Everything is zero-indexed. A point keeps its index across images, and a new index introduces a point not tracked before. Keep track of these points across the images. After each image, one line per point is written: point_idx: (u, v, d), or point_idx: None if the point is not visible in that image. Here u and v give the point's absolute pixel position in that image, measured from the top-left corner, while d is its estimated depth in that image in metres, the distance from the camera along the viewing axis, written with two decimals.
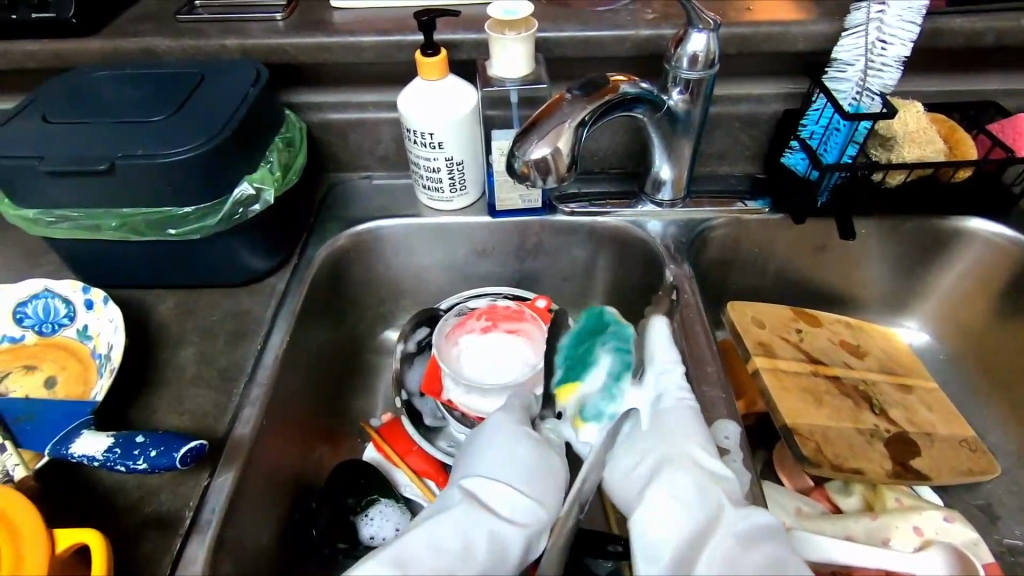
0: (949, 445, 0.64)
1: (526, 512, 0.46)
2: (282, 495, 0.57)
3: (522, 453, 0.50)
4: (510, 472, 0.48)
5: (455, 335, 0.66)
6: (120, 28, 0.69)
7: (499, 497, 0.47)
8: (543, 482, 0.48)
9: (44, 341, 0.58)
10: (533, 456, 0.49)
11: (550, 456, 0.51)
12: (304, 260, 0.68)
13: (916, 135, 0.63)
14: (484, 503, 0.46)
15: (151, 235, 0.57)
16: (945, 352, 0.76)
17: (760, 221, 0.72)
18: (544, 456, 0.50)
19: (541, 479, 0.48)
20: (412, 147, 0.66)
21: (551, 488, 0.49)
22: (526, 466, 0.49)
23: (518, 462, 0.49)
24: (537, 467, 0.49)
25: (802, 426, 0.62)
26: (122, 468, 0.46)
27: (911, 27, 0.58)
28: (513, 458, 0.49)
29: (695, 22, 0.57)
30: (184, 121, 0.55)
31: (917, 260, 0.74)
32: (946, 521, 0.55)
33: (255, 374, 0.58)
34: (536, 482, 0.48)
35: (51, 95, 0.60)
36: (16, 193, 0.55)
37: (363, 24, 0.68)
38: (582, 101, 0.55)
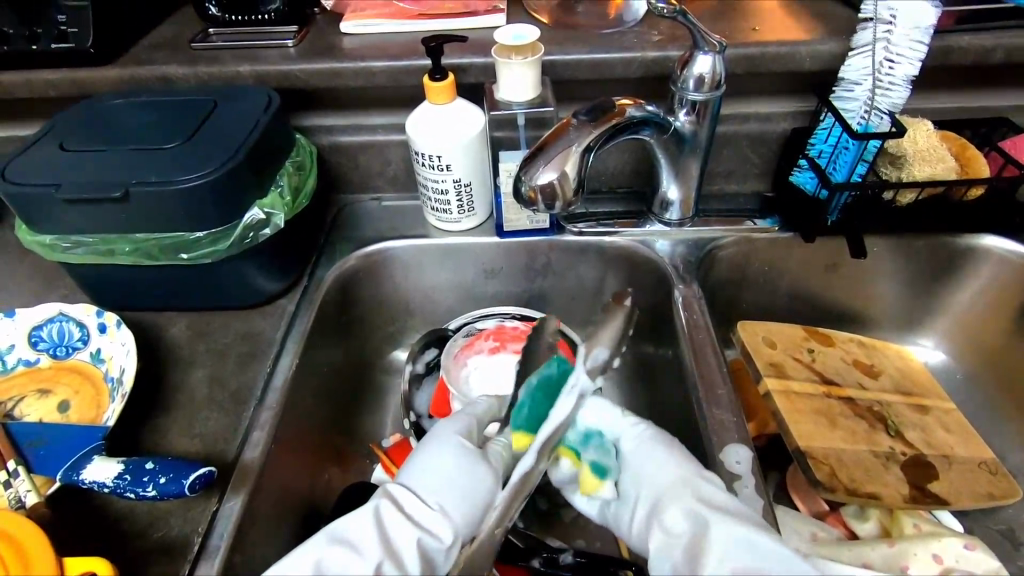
0: (968, 467, 0.63)
1: (436, 522, 0.44)
2: (291, 518, 0.56)
3: (447, 461, 0.47)
4: (433, 480, 0.46)
5: (464, 356, 0.67)
6: (137, 56, 0.70)
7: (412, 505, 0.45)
8: (471, 490, 0.46)
9: (58, 364, 0.59)
10: (456, 467, 0.47)
11: (481, 468, 0.47)
12: (313, 281, 0.69)
13: (926, 153, 0.63)
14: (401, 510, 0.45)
15: (164, 259, 0.58)
16: (962, 371, 0.75)
17: (770, 240, 0.71)
18: (476, 467, 0.47)
19: (466, 489, 0.46)
20: (420, 169, 0.67)
21: (475, 499, 0.45)
22: (452, 477, 0.46)
23: (440, 469, 0.47)
24: (461, 477, 0.46)
25: (815, 449, 0.62)
26: (132, 494, 0.46)
27: (919, 47, 0.58)
28: (440, 468, 0.47)
29: (700, 44, 0.57)
30: (196, 148, 0.56)
31: (931, 278, 0.73)
32: (967, 548, 0.53)
33: (265, 396, 0.58)
34: (456, 493, 0.45)
35: (69, 123, 0.61)
36: (33, 220, 0.56)
37: (373, 49, 0.69)
38: (589, 126, 0.55)
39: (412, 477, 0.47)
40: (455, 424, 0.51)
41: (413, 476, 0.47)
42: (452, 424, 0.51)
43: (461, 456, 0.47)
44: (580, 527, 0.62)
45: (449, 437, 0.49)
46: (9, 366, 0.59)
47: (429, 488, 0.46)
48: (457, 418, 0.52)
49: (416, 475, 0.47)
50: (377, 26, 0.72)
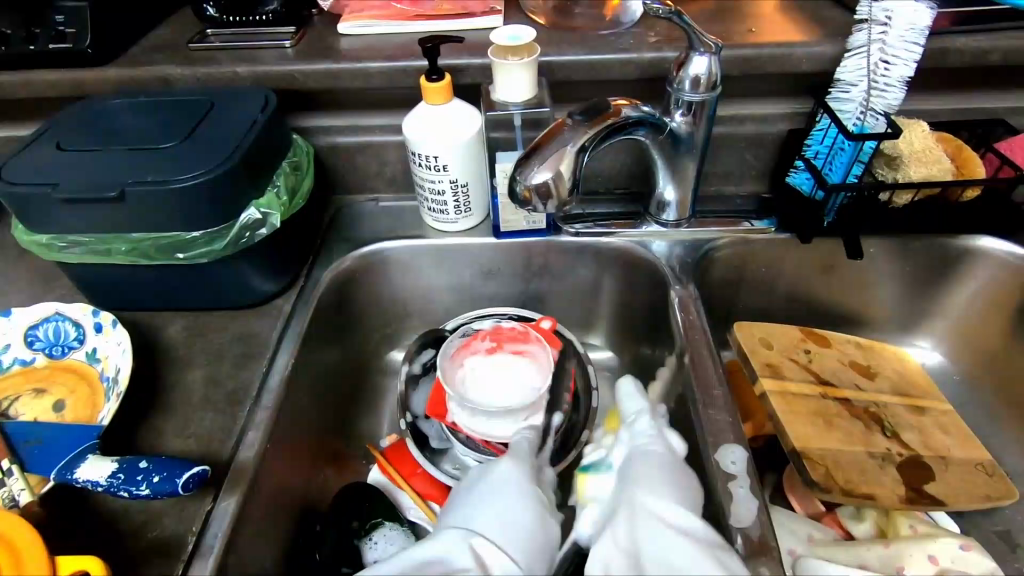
0: (965, 468, 0.63)
1: (514, 573, 0.44)
2: (287, 518, 0.56)
3: (528, 513, 0.48)
4: (505, 523, 0.47)
5: (460, 357, 0.66)
6: (135, 57, 0.70)
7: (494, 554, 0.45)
8: (539, 538, 0.47)
9: (54, 364, 0.59)
10: (533, 523, 0.48)
11: (550, 524, 0.49)
12: (310, 282, 0.69)
13: (921, 154, 0.63)
14: (480, 554, 0.45)
15: (160, 259, 0.58)
16: (958, 373, 0.75)
17: (767, 241, 0.71)
18: (544, 514, 0.49)
19: (538, 534, 0.47)
20: (416, 170, 0.67)
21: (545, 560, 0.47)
22: (527, 530, 0.47)
23: (520, 522, 0.47)
24: (535, 522, 0.48)
25: (811, 450, 0.61)
26: (125, 494, 0.46)
27: (915, 48, 0.57)
28: (512, 508, 0.48)
29: (697, 45, 0.57)
30: (193, 148, 0.57)
31: (928, 279, 0.73)
32: (963, 549, 0.53)
33: (261, 397, 0.58)
34: (534, 548, 0.46)
35: (66, 124, 0.61)
36: (30, 220, 0.56)
37: (370, 50, 0.69)
38: (584, 126, 0.55)
39: (483, 518, 0.47)
40: (527, 471, 0.52)
41: (486, 518, 0.47)
42: (523, 467, 0.53)
43: (530, 498, 0.49)
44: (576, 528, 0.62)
45: (514, 476, 0.51)
46: (3, 366, 0.59)
47: (508, 534, 0.46)
48: (523, 462, 0.54)
49: (491, 516, 0.47)
50: (375, 26, 0.72)
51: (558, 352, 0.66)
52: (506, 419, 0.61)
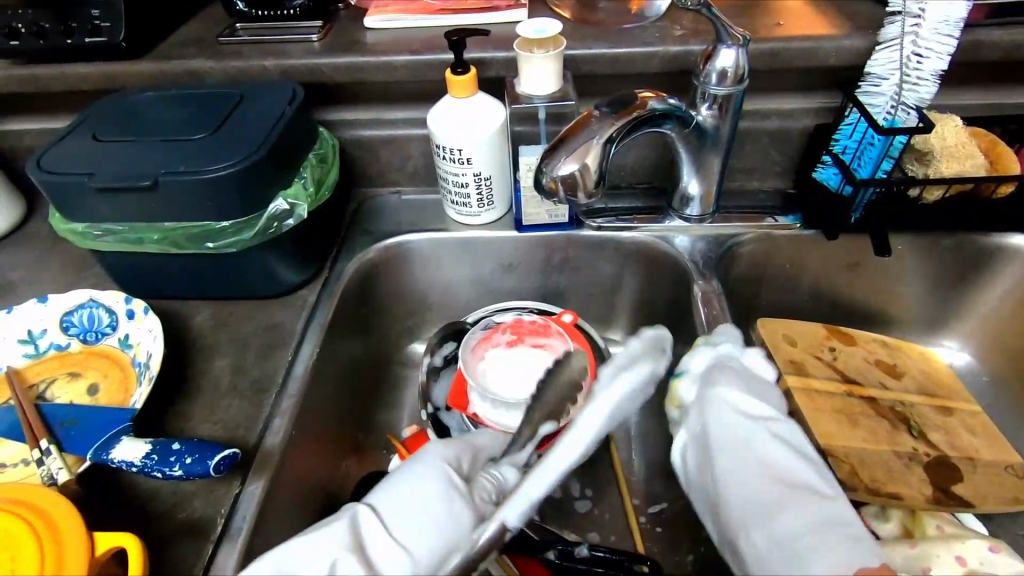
0: (994, 470, 0.62)
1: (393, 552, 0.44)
2: (311, 504, 0.57)
3: (416, 495, 0.47)
4: (400, 510, 0.46)
5: (481, 349, 0.67)
6: (166, 51, 0.72)
7: (375, 536, 0.45)
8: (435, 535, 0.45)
9: (88, 349, 0.60)
10: (419, 507, 0.46)
11: (449, 509, 0.46)
12: (335, 273, 0.70)
13: (954, 150, 0.62)
14: (365, 533, 0.45)
15: (190, 248, 0.60)
16: (987, 374, 0.74)
17: (791, 237, 0.71)
18: (452, 510, 0.46)
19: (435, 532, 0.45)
20: (440, 162, 0.67)
21: (432, 545, 0.44)
22: (415, 513, 0.46)
23: (410, 506, 0.46)
24: (434, 518, 0.45)
25: (836, 448, 0.61)
26: (159, 474, 0.47)
27: (948, 40, 0.56)
28: (412, 494, 0.47)
29: (724, 38, 0.56)
30: (223, 139, 0.58)
31: (957, 278, 0.72)
32: (991, 551, 0.52)
33: (287, 385, 0.59)
34: (416, 533, 0.45)
35: (101, 115, 0.63)
36: (67, 209, 0.57)
37: (395, 44, 0.70)
38: (610, 118, 0.55)
39: (388, 508, 0.47)
40: (447, 452, 0.51)
41: (385, 498, 0.48)
42: (445, 449, 0.51)
43: (437, 492, 0.47)
44: (595, 521, 0.62)
45: (433, 467, 0.49)
46: (40, 350, 0.60)
47: (398, 525, 0.46)
48: (454, 446, 0.53)
49: (394, 505, 0.47)
50: (400, 20, 0.72)
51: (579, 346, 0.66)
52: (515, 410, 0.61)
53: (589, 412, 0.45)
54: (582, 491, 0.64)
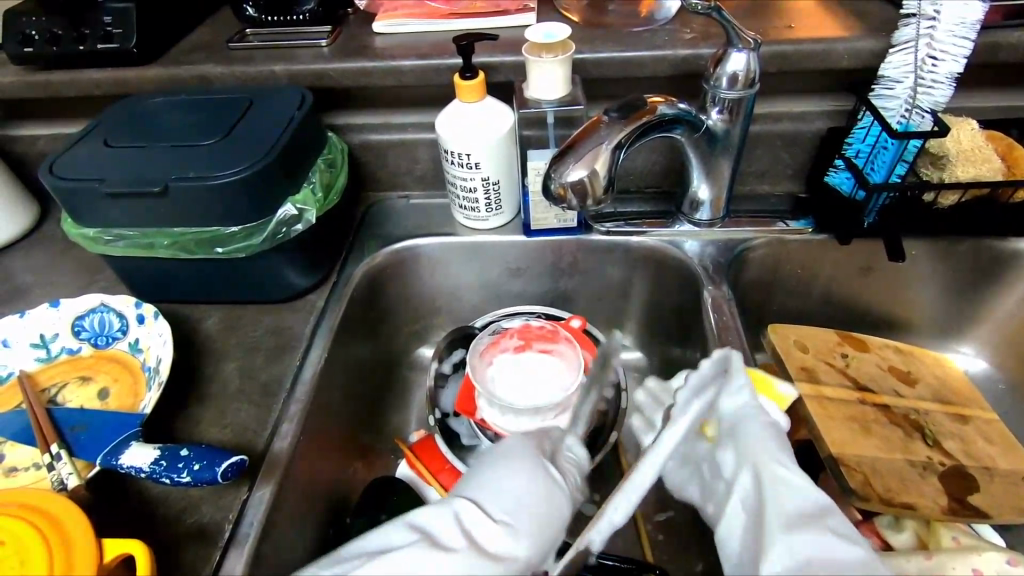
0: (1012, 480, 0.60)
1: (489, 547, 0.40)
2: (319, 509, 0.57)
3: (527, 482, 0.43)
4: (508, 494, 0.42)
5: (490, 354, 0.67)
6: (177, 57, 0.72)
7: (474, 523, 0.41)
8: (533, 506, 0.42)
9: (99, 353, 0.61)
10: (530, 495, 0.42)
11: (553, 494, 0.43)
12: (343, 277, 0.70)
13: (969, 154, 0.61)
14: (418, 518, 0.43)
15: (200, 254, 0.60)
16: (1004, 381, 0.72)
17: (803, 242, 0.70)
18: (555, 495, 0.44)
19: (535, 502, 0.42)
20: (448, 167, 0.67)
21: (537, 537, 0.41)
22: (524, 492, 0.43)
23: (513, 490, 0.43)
24: (532, 498, 0.42)
25: (848, 457, 0.60)
26: (167, 480, 0.47)
27: (965, 43, 0.55)
28: (505, 467, 0.44)
29: (735, 42, 0.56)
30: (232, 144, 0.58)
31: (974, 283, 0.71)
32: (1009, 564, 0.50)
33: (295, 389, 0.59)
34: (522, 519, 0.41)
35: (113, 120, 0.63)
36: (79, 215, 0.58)
37: (403, 49, 0.70)
38: (620, 123, 0.55)
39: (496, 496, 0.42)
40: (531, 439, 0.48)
41: (485, 489, 0.43)
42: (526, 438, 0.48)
43: (535, 477, 0.44)
44: None
45: (533, 464, 0.44)
46: (52, 354, 0.61)
47: (492, 494, 0.43)
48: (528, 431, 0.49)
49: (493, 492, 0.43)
50: (408, 25, 0.72)
51: (585, 352, 0.66)
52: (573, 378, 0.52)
53: (662, 441, 0.45)
54: (589, 495, 0.64)
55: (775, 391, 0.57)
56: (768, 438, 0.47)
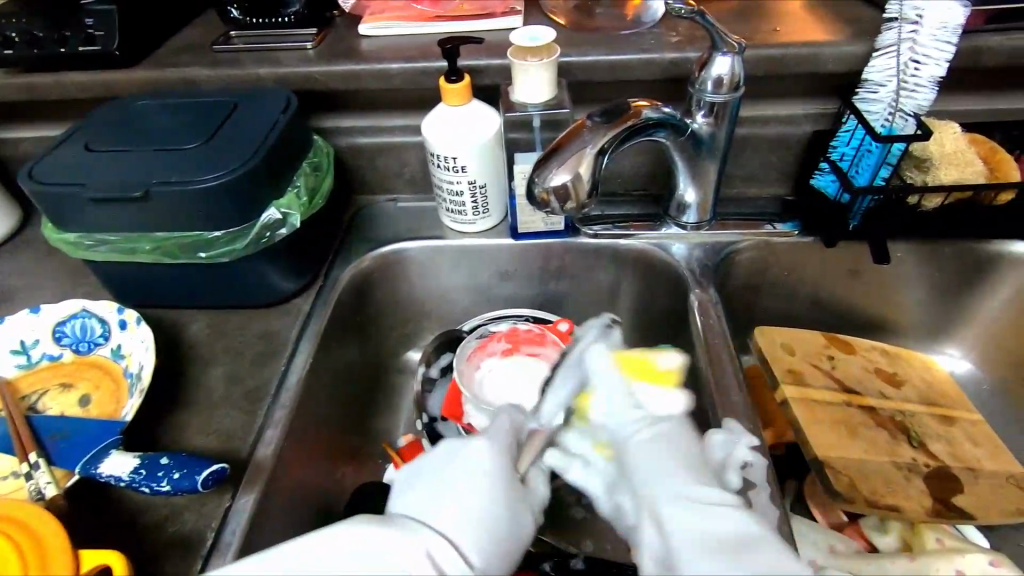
0: (996, 481, 0.61)
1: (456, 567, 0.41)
2: (305, 515, 0.57)
3: (485, 500, 0.44)
4: (466, 515, 0.43)
5: (478, 358, 0.67)
6: (161, 59, 0.72)
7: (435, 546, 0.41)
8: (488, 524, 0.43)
9: (81, 359, 0.60)
10: (484, 513, 0.43)
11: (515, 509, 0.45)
12: (329, 281, 0.70)
13: (952, 156, 0.62)
14: (386, 547, 0.41)
15: (183, 258, 0.59)
16: (989, 383, 0.73)
17: (790, 244, 0.70)
18: (514, 511, 0.44)
19: (495, 520, 0.43)
20: (435, 170, 0.67)
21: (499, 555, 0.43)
22: (480, 513, 0.43)
23: (467, 508, 0.43)
24: (494, 519, 0.43)
25: (834, 460, 0.60)
26: (147, 489, 0.47)
27: (946, 47, 0.55)
28: (471, 482, 0.45)
29: (719, 45, 0.55)
30: (215, 148, 0.57)
31: (959, 286, 0.71)
32: (992, 566, 0.50)
33: (280, 395, 0.59)
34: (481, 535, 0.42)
35: (95, 124, 0.63)
36: (59, 219, 0.57)
37: (390, 52, 0.70)
38: (603, 128, 0.54)
39: (453, 515, 0.43)
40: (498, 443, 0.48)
41: (443, 509, 0.43)
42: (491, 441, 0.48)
43: (497, 493, 0.44)
44: (593, 529, 0.62)
45: (494, 481, 0.45)
46: (32, 361, 0.60)
47: (455, 512, 0.43)
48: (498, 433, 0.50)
49: (449, 506, 0.44)
50: (395, 28, 0.72)
51: None
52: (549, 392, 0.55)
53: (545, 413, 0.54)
54: (577, 498, 0.64)
55: (656, 369, 0.54)
56: (664, 455, 0.47)
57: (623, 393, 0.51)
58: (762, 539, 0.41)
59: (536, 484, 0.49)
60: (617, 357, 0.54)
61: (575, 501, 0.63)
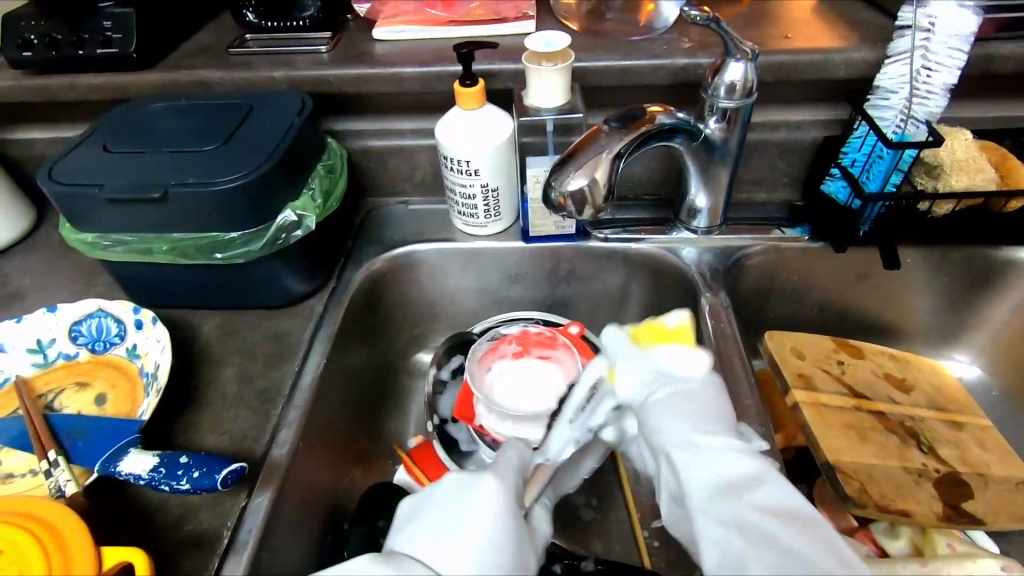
0: (1006, 487, 0.61)
1: None
2: (318, 515, 0.57)
3: (497, 546, 0.41)
4: (474, 562, 0.40)
5: (489, 361, 0.67)
6: (176, 62, 0.72)
7: None
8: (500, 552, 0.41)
9: (96, 358, 0.60)
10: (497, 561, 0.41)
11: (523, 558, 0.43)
12: (342, 283, 0.70)
13: (964, 164, 0.61)
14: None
15: (199, 259, 0.60)
16: (997, 388, 0.73)
17: (800, 249, 0.70)
18: (522, 556, 0.43)
19: (503, 569, 0.41)
20: (448, 173, 0.67)
21: None
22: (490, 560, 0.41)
23: (478, 555, 0.41)
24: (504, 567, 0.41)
25: (845, 464, 0.60)
26: (166, 488, 0.47)
27: (958, 55, 0.56)
28: (486, 513, 0.43)
29: (733, 52, 0.56)
30: (233, 150, 0.58)
31: (968, 291, 0.72)
32: (1003, 570, 0.50)
33: (293, 395, 0.59)
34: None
35: (112, 125, 0.63)
36: (77, 219, 0.58)
37: (404, 56, 0.70)
38: (620, 133, 0.55)
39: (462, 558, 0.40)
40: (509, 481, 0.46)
41: (453, 553, 0.41)
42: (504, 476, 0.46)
43: (507, 531, 0.42)
44: (603, 531, 0.62)
45: (507, 527, 0.42)
46: (49, 360, 0.61)
47: (467, 542, 0.41)
48: (508, 468, 0.47)
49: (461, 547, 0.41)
50: (408, 32, 0.73)
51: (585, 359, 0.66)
52: (556, 426, 0.54)
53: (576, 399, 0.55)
54: (587, 500, 0.64)
55: (668, 330, 0.53)
56: (682, 409, 0.48)
57: (640, 361, 0.51)
58: (764, 475, 0.44)
59: (540, 523, 0.47)
60: (632, 331, 0.54)
61: (585, 503, 0.64)
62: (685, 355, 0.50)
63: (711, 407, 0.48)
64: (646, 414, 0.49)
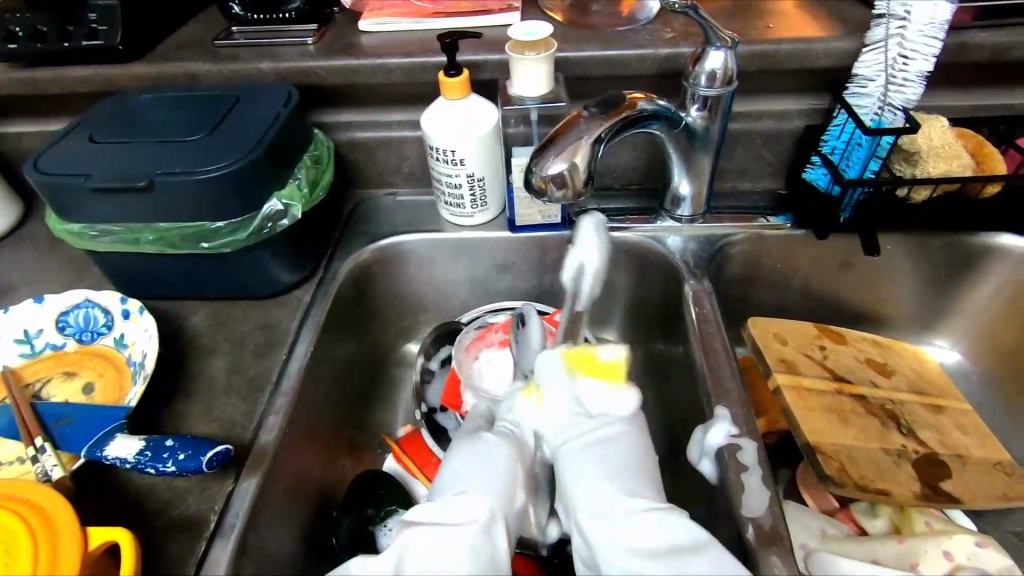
0: (984, 468, 0.62)
1: None
2: (306, 502, 0.58)
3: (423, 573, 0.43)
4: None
5: (475, 349, 0.68)
6: (163, 54, 0.73)
7: None
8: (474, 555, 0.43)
9: (84, 349, 0.61)
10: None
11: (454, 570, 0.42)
12: (329, 274, 0.70)
13: (941, 150, 0.63)
14: None
15: (185, 249, 0.60)
16: (977, 373, 0.74)
17: (781, 238, 0.71)
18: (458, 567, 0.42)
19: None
20: (434, 164, 0.68)
21: None
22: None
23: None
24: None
25: (825, 446, 0.61)
26: (152, 470, 0.49)
27: (934, 42, 0.56)
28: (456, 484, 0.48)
29: (713, 40, 0.57)
30: (218, 140, 0.58)
31: (947, 278, 0.73)
32: (979, 546, 0.52)
33: (280, 383, 0.59)
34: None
35: (99, 117, 0.64)
36: (64, 210, 0.58)
37: (390, 47, 0.71)
38: (599, 118, 0.56)
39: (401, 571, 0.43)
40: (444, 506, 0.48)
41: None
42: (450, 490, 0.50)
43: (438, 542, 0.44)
44: None
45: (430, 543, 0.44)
46: (35, 350, 0.61)
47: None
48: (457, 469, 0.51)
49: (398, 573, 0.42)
50: (395, 24, 0.73)
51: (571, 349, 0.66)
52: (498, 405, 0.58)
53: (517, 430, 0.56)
54: None
55: (600, 362, 0.55)
56: (597, 462, 0.49)
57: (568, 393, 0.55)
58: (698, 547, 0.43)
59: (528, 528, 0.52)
60: (569, 356, 0.56)
61: None
62: (611, 395, 0.54)
63: (620, 449, 0.51)
64: (563, 458, 0.51)
